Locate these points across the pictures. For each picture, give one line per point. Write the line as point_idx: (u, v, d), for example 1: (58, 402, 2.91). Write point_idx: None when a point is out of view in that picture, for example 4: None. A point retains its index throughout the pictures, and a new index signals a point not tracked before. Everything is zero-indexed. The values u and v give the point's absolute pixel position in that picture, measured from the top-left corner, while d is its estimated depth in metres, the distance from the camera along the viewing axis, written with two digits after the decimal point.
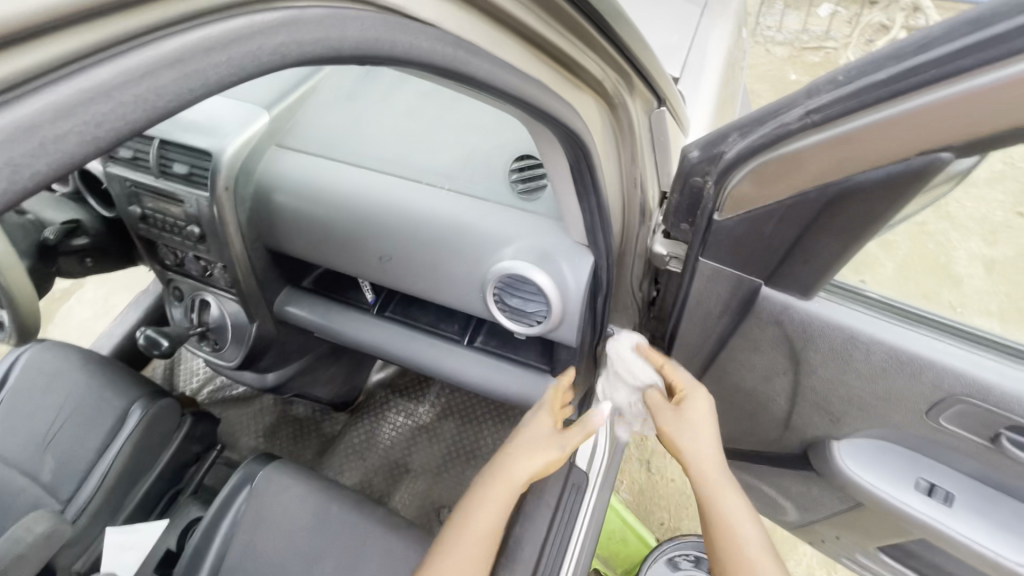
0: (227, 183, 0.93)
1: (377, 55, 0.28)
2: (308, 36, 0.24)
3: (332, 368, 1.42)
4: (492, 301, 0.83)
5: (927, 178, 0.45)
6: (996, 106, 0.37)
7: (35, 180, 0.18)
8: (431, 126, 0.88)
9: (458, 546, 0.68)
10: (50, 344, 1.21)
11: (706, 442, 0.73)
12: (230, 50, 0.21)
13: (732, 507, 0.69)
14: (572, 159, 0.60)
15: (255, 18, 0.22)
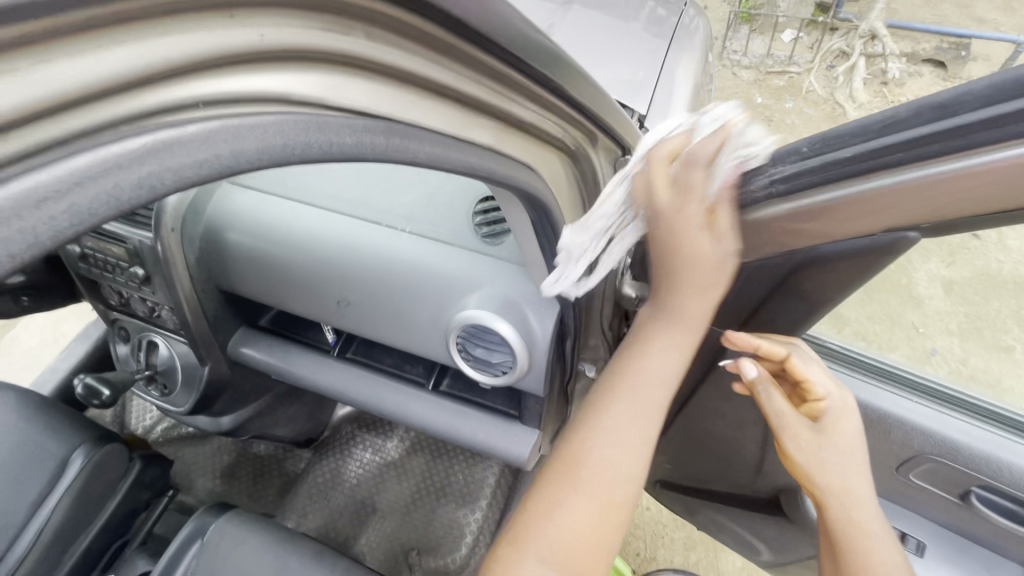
0: (173, 224, 0.87)
1: (289, 161, 0.25)
2: (186, 158, 0.20)
3: (294, 406, 1.36)
4: (455, 349, 0.80)
5: (894, 253, 0.44)
6: (961, 193, 0.37)
7: None
8: (391, 165, 0.85)
9: (612, 426, 0.54)
10: None
11: (852, 466, 0.57)
12: (73, 194, 0.18)
13: (881, 555, 0.54)
14: (534, 215, 0.57)
15: (106, 147, 0.18)
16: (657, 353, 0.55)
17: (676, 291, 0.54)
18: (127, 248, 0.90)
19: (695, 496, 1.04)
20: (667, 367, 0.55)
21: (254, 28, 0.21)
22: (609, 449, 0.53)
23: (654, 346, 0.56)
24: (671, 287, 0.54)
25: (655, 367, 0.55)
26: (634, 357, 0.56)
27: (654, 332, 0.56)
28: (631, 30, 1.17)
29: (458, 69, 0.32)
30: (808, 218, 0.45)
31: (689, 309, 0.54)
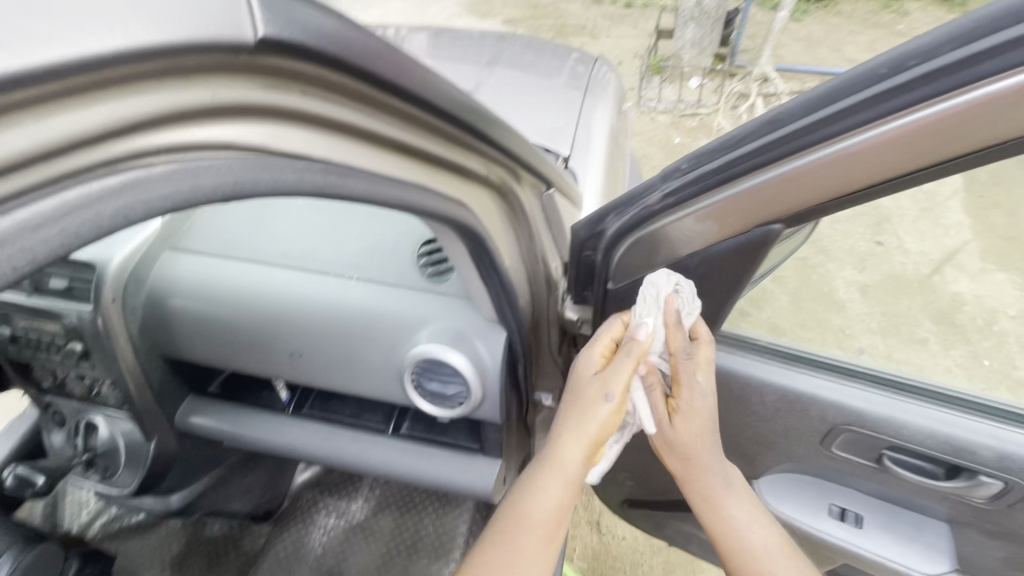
0: (113, 294, 0.86)
1: (238, 196, 0.29)
2: (154, 193, 0.25)
3: (250, 476, 1.30)
4: (411, 388, 0.82)
5: (768, 245, 0.54)
6: (812, 179, 0.47)
7: None
8: (336, 219, 0.89)
9: (499, 555, 0.61)
10: None
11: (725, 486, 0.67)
12: (62, 222, 0.22)
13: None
14: (471, 248, 0.63)
15: (90, 186, 0.23)
16: (548, 485, 0.62)
17: (557, 437, 0.62)
18: (64, 324, 0.88)
19: (659, 510, 1.08)
20: (556, 493, 0.62)
21: (206, 87, 0.26)
22: (502, 567, 0.60)
23: (536, 487, 0.62)
24: (564, 419, 0.63)
25: (538, 503, 0.62)
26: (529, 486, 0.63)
27: (536, 479, 0.63)
28: (550, 85, 1.31)
29: (386, 117, 0.39)
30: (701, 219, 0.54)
31: (562, 462, 0.62)
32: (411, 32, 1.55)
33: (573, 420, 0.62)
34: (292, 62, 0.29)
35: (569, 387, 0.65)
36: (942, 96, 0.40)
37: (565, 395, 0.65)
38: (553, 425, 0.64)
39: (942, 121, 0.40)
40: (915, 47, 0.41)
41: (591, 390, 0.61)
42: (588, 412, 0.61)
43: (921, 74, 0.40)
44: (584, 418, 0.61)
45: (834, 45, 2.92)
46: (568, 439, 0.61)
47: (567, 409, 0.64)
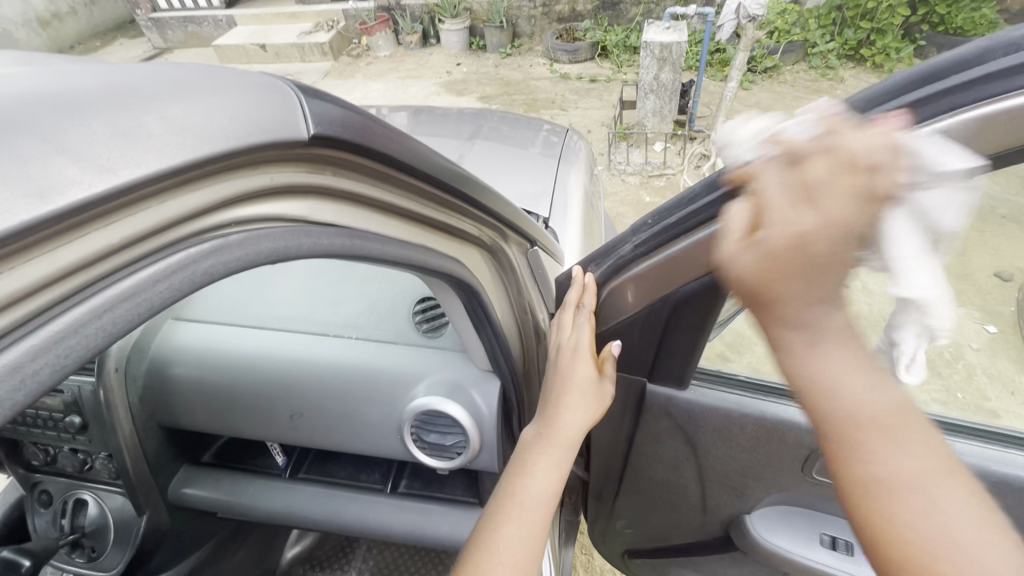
0: (117, 363, 0.90)
1: (291, 255, 0.35)
2: (231, 255, 0.31)
3: (239, 552, 1.25)
4: (410, 441, 0.84)
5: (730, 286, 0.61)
6: None
7: (17, 390, 0.22)
8: (334, 284, 0.95)
9: (520, 510, 0.61)
10: None
11: (833, 367, 0.41)
12: (169, 278, 0.27)
13: (911, 511, 0.39)
14: (466, 300, 0.69)
15: (191, 250, 0.28)
16: (552, 451, 0.66)
17: (558, 409, 0.68)
18: (63, 398, 0.90)
19: (660, 558, 1.07)
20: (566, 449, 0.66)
21: (267, 174, 0.32)
22: (520, 517, 0.60)
23: (542, 454, 0.66)
24: (568, 400, 0.67)
25: (546, 465, 0.65)
26: (540, 449, 0.66)
27: (542, 454, 0.66)
28: (527, 155, 1.44)
29: (393, 187, 0.46)
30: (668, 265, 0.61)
31: (568, 439, 0.67)
32: (395, 112, 1.69)
33: (583, 400, 0.67)
34: (329, 150, 0.36)
35: (568, 371, 0.68)
36: (926, 122, 0.44)
37: (561, 379, 0.69)
38: (556, 404, 0.68)
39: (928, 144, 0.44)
40: (885, 88, 0.47)
41: (592, 379, 0.68)
42: (596, 393, 0.69)
43: (909, 106, 0.45)
44: (583, 395, 0.68)
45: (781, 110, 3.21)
46: (575, 418, 0.67)
47: (568, 394, 0.68)
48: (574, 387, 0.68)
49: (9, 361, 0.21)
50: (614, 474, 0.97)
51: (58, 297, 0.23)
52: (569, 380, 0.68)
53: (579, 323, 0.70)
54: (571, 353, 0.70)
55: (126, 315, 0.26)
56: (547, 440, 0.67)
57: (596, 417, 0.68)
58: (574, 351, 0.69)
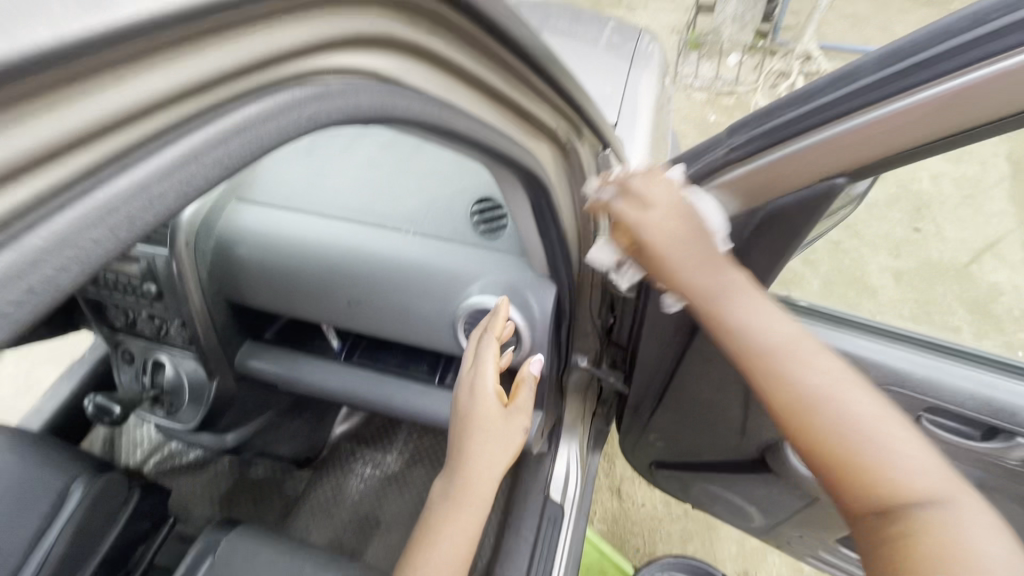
0: (187, 238, 0.93)
1: (385, 114, 0.35)
2: (333, 103, 0.31)
3: (296, 422, 1.38)
4: (463, 337, 0.87)
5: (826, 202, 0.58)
6: (892, 129, 0.50)
7: (145, 207, 0.24)
8: (392, 174, 0.92)
9: (427, 565, 0.68)
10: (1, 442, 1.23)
11: (746, 307, 0.61)
12: (277, 117, 0.28)
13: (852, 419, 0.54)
14: (533, 200, 0.67)
15: (295, 91, 0.29)
16: (469, 499, 0.71)
17: (468, 454, 0.72)
18: (139, 267, 0.95)
19: (690, 472, 1.12)
20: (480, 493, 0.71)
21: (364, 18, 0.31)
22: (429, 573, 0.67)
23: (456, 502, 0.71)
24: (477, 448, 0.71)
25: (458, 521, 0.70)
26: (455, 496, 0.71)
27: (451, 509, 0.71)
28: (595, 53, 1.33)
29: (476, 54, 0.42)
30: (763, 173, 0.58)
31: (479, 490, 0.72)
32: None
33: (489, 449, 0.72)
34: (432, 3, 0.33)
35: (472, 416, 0.73)
36: (924, 85, 0.47)
37: (466, 423, 0.73)
38: (462, 457, 0.72)
39: (933, 103, 0.47)
40: None
41: (501, 419, 0.73)
42: (504, 435, 0.73)
43: None
44: (492, 440, 0.72)
45: (883, 24, 2.82)
46: (482, 467, 0.71)
47: (478, 438, 0.72)
48: (480, 431, 0.72)
49: (143, 173, 0.23)
50: (655, 390, 0.98)
51: (180, 117, 0.24)
52: (475, 422, 0.73)
53: (483, 352, 0.76)
54: (479, 389, 0.74)
55: (239, 148, 0.27)
56: (457, 489, 0.72)
57: (505, 461, 0.73)
58: (478, 387, 0.74)
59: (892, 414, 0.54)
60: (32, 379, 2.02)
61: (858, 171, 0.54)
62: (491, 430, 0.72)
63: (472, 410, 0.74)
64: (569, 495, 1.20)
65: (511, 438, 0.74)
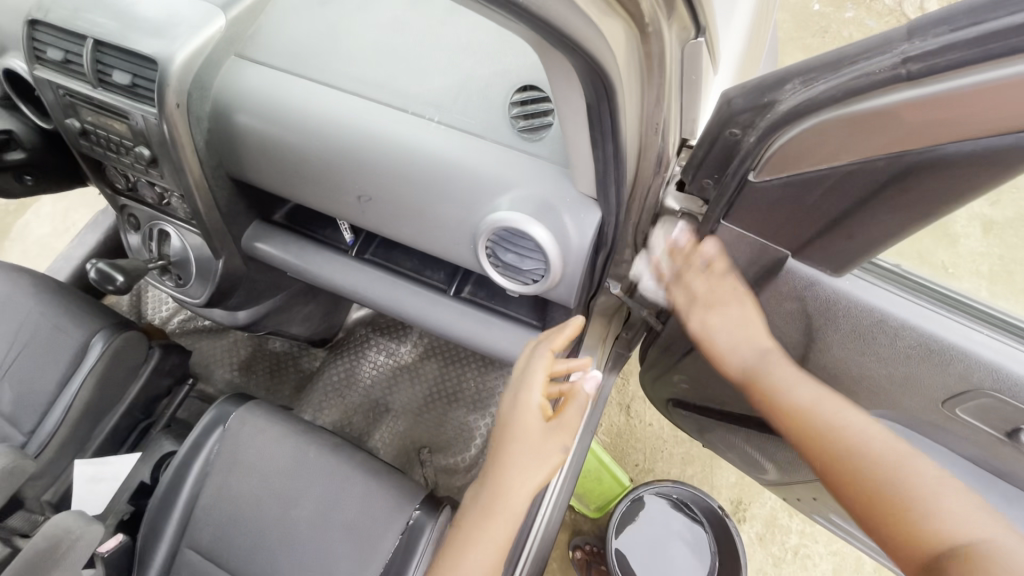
0: (178, 100, 0.80)
1: None
2: None
3: (310, 306, 1.35)
4: (484, 256, 0.75)
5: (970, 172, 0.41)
6: None
7: None
8: (420, 47, 0.76)
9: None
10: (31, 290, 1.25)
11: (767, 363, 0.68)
12: None
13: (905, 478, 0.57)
14: (591, 99, 0.50)
15: None
16: (499, 516, 0.69)
17: (513, 465, 0.70)
18: (130, 125, 0.84)
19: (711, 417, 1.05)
20: (522, 502, 0.69)
21: None
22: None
23: (492, 517, 0.69)
24: (512, 468, 0.70)
25: (496, 531, 0.68)
26: (494, 502, 0.69)
27: (485, 520, 0.69)
28: None
29: None
30: (885, 117, 0.40)
31: (510, 507, 0.69)
32: None
33: (524, 470, 0.70)
34: None
35: (511, 426, 0.71)
36: (954, 71, 0.36)
37: (504, 433, 0.72)
38: (499, 474, 0.70)
39: (957, 97, 0.37)
40: None
41: (543, 435, 0.71)
42: (547, 451, 0.71)
43: None
44: (535, 452, 0.70)
45: None
46: (516, 488, 0.69)
47: (512, 454, 0.70)
48: (520, 446, 0.70)
49: None
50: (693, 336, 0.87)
51: None
52: (515, 436, 0.71)
53: (532, 368, 0.73)
54: (520, 401, 0.72)
55: None
56: (498, 498, 0.69)
57: (539, 480, 0.70)
58: (523, 396, 0.72)
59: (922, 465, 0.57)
60: (66, 221, 2.05)
61: (869, 158, 0.44)
62: (537, 443, 0.70)
63: (522, 420, 0.71)
64: None
65: (553, 454, 0.71)
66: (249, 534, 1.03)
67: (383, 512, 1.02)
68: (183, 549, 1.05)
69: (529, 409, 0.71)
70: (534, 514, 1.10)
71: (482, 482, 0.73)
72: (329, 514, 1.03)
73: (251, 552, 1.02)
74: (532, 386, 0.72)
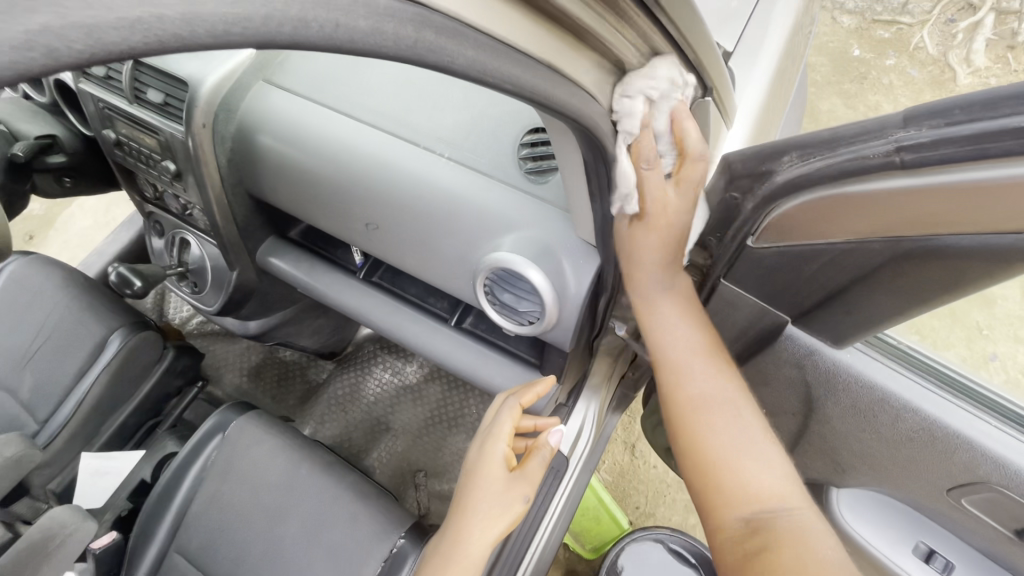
0: (204, 120, 0.83)
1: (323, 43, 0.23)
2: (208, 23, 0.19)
3: (320, 320, 1.36)
4: (482, 293, 0.75)
5: (976, 258, 0.39)
6: None
7: None
8: (437, 84, 0.78)
9: None
10: (59, 285, 1.31)
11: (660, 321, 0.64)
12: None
13: (711, 428, 0.60)
14: (589, 157, 0.50)
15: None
16: (454, 569, 0.69)
17: (472, 517, 0.71)
18: (160, 140, 0.88)
19: None
20: (477, 555, 0.69)
21: None
22: None
23: (447, 567, 0.69)
24: (473, 515, 0.71)
25: None
26: (452, 552, 0.70)
27: (444, 570, 0.70)
28: None
29: None
30: (885, 200, 0.39)
31: (468, 557, 0.69)
32: None
33: (484, 519, 0.71)
34: None
35: (475, 473, 0.74)
36: (961, 165, 0.34)
37: (469, 479, 0.74)
38: (461, 522, 0.72)
39: (953, 190, 0.35)
40: None
41: (504, 484, 0.73)
42: (506, 504, 0.72)
43: None
44: (495, 502, 0.71)
45: None
46: (475, 537, 0.70)
47: (473, 502, 0.72)
48: (482, 492, 0.72)
49: None
50: None
51: None
52: (477, 483, 0.73)
53: (499, 419, 0.77)
54: (486, 451, 0.76)
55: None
56: (454, 546, 0.70)
57: (499, 531, 0.70)
58: (488, 448, 0.75)
59: (752, 460, 0.57)
60: (106, 216, 2.15)
61: (865, 239, 0.43)
62: (495, 496, 0.72)
63: (484, 471, 0.74)
64: (578, 453, 1.14)
65: (512, 509, 0.71)
66: (235, 546, 1.04)
67: (368, 537, 1.01)
68: (172, 553, 1.07)
69: (492, 459, 0.74)
70: (521, 557, 1.05)
71: (445, 529, 0.74)
72: (315, 534, 1.02)
73: (233, 563, 1.03)
74: (495, 439, 0.75)
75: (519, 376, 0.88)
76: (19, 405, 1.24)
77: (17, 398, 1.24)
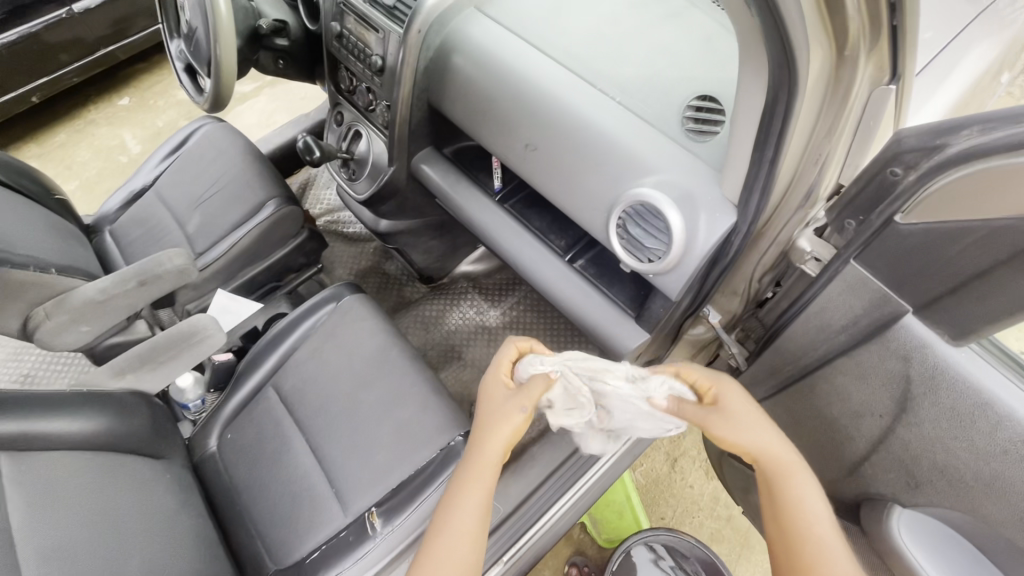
0: (420, 28, 0.97)
1: None
2: None
3: (434, 242, 1.51)
4: (615, 226, 0.83)
5: None
6: None
7: None
8: (625, 41, 0.87)
9: (445, 525, 0.65)
10: (243, 149, 1.55)
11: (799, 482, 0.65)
12: None
13: (805, 513, 0.63)
14: (773, 94, 0.58)
15: None
16: (475, 469, 0.69)
17: (481, 427, 0.73)
18: (378, 37, 1.04)
19: None
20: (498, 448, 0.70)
21: None
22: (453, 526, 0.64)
23: (467, 469, 0.69)
24: (483, 430, 0.72)
25: (480, 478, 0.68)
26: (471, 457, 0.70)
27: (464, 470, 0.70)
28: None
29: None
30: None
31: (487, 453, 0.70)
32: None
33: (493, 422, 0.73)
34: None
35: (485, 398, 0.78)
36: None
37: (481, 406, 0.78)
38: (474, 433, 0.74)
39: None
40: None
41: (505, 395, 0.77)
42: (513, 404, 0.74)
43: None
44: (503, 407, 0.75)
45: None
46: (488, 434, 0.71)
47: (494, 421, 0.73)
48: (489, 406, 0.76)
49: None
50: (775, 381, 0.87)
51: None
52: (486, 403, 0.78)
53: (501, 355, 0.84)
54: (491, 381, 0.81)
55: None
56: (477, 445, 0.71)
57: (510, 426, 0.72)
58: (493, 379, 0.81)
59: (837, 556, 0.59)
60: (269, 120, 2.47)
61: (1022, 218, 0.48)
62: (504, 402, 0.75)
63: (491, 394, 0.79)
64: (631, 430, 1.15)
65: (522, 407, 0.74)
66: (321, 396, 1.19)
67: (432, 425, 1.13)
68: (268, 386, 1.24)
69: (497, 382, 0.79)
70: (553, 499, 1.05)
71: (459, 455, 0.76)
72: (391, 408, 1.15)
73: (316, 411, 1.18)
74: (501, 373, 0.82)
75: (614, 318, 0.95)
76: (185, 235, 1.49)
77: (185, 229, 1.49)
